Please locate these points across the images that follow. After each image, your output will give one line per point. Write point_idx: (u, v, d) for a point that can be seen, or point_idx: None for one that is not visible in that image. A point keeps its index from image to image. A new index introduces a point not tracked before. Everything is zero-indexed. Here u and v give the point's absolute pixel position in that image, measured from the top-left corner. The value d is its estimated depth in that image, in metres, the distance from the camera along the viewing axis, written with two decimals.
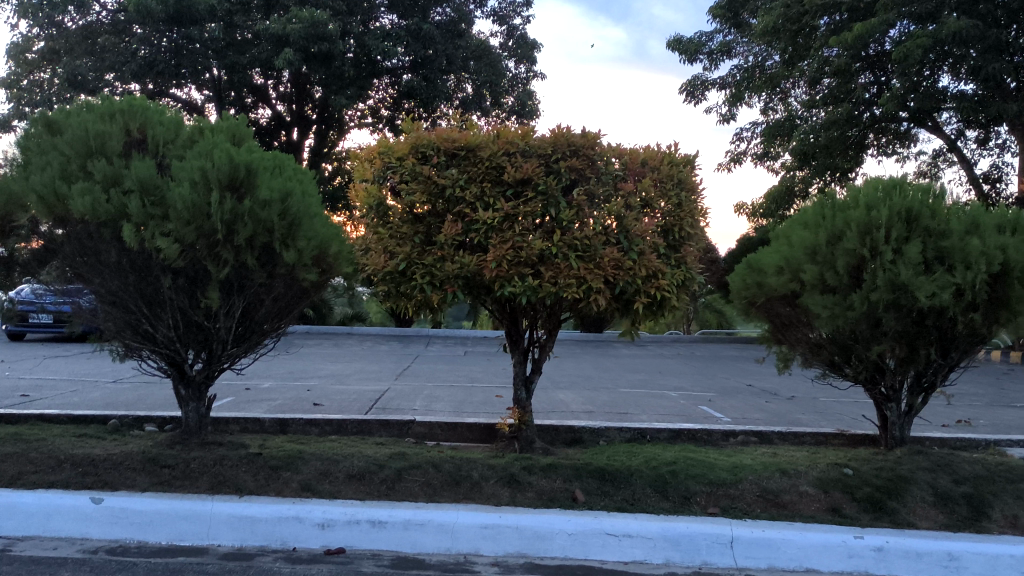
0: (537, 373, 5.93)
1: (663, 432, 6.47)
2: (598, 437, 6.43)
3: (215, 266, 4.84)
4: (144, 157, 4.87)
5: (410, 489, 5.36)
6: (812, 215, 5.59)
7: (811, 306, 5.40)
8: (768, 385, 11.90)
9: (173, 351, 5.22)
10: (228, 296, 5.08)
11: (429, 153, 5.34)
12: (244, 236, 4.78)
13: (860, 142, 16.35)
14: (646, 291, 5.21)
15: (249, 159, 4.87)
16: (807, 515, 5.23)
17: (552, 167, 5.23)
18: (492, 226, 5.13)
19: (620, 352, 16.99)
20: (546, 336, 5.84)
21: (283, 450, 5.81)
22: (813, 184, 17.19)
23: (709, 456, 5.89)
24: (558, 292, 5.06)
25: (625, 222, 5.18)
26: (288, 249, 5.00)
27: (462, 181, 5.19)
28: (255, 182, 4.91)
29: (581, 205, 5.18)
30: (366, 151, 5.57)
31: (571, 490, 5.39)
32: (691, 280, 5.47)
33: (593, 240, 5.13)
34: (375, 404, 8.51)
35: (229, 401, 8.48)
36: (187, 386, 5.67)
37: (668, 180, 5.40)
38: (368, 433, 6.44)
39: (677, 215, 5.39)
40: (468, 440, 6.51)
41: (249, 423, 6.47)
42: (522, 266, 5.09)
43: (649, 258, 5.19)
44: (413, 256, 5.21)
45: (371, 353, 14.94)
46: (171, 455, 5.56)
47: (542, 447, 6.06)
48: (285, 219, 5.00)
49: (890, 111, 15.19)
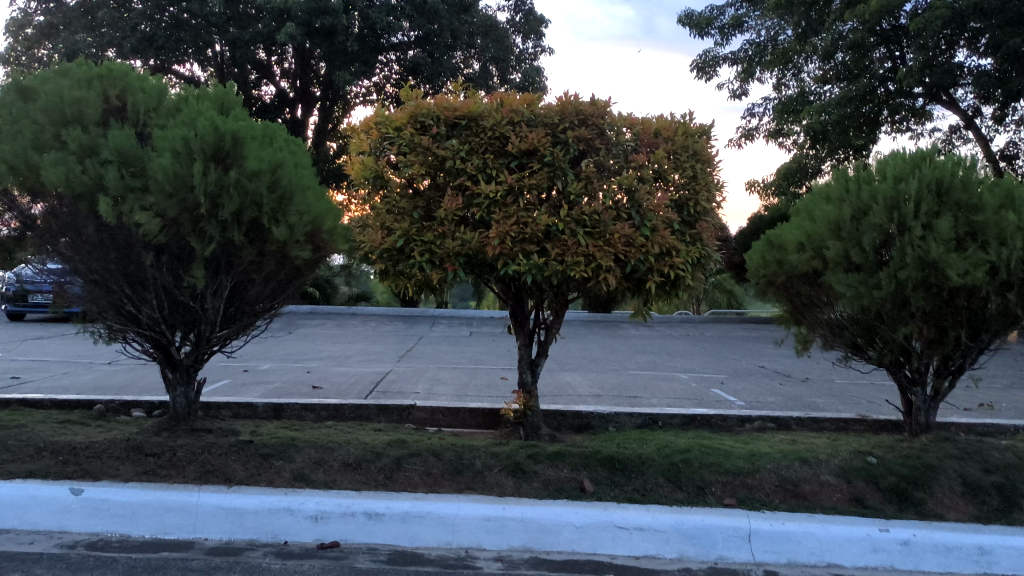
0: (543, 357, 5.63)
1: (675, 417, 6.14)
2: (607, 423, 6.11)
3: (200, 242, 4.51)
4: (124, 126, 4.58)
5: (409, 480, 5.07)
6: (836, 188, 5.23)
7: (834, 285, 5.07)
8: (781, 368, 11.58)
9: (158, 333, 4.93)
10: (215, 275, 4.78)
11: (429, 123, 5.02)
12: (229, 210, 4.45)
13: (872, 118, 15.93)
14: (659, 269, 4.89)
15: (235, 127, 4.52)
16: (829, 507, 4.93)
17: (559, 137, 4.93)
18: (495, 201, 4.82)
19: (628, 333, 16.66)
20: (553, 318, 5.54)
21: (274, 437, 5.51)
22: (826, 161, 16.77)
23: (725, 443, 5.57)
24: (565, 270, 4.74)
25: (636, 196, 4.86)
26: (279, 224, 4.64)
27: (463, 152, 4.87)
28: (242, 153, 4.55)
29: (590, 178, 4.86)
30: (362, 121, 5.25)
31: (578, 480, 5.10)
32: (708, 258, 5.14)
33: (603, 215, 4.81)
34: (376, 387, 8.19)
35: (224, 384, 8.20)
36: (175, 369, 5.38)
37: (682, 152, 5.06)
38: (366, 418, 6.13)
39: (693, 189, 5.05)
40: (471, 426, 6.20)
41: (240, 409, 6.17)
42: (527, 243, 4.78)
43: (662, 235, 4.86)
44: (412, 232, 4.90)
45: (374, 334, 14.61)
46: (157, 443, 5.27)
47: (549, 434, 5.75)
48: (276, 192, 4.63)
49: (908, 86, 14.77)
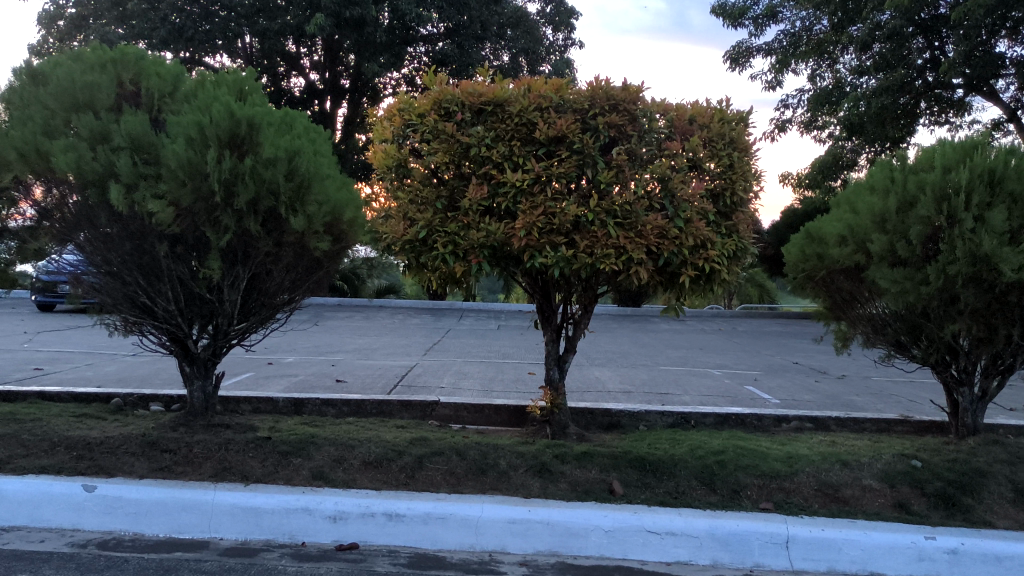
0: (571, 352, 5.43)
1: (709, 417, 5.91)
2: (637, 422, 5.89)
3: (214, 233, 4.34)
4: (137, 112, 4.42)
5: (431, 479, 4.88)
6: (881, 178, 4.98)
7: (878, 281, 4.83)
8: (816, 365, 11.29)
9: (174, 326, 4.79)
10: (231, 266, 4.62)
11: (453, 109, 4.81)
12: (244, 199, 4.27)
13: (909, 109, 15.48)
14: (693, 262, 4.66)
15: (251, 113, 4.34)
16: (871, 512, 4.69)
17: (589, 124, 4.70)
18: (522, 190, 4.61)
19: (658, 328, 16.38)
20: (581, 312, 5.33)
21: (293, 433, 5.34)
22: (862, 154, 16.40)
23: (761, 445, 5.33)
24: (594, 263, 4.53)
25: (670, 185, 4.63)
26: (297, 214, 4.45)
27: (489, 140, 4.67)
28: (258, 139, 4.37)
29: (621, 166, 4.64)
30: (385, 107, 5.07)
31: (607, 481, 4.89)
32: (744, 251, 4.90)
33: (635, 205, 4.59)
34: (401, 382, 8.02)
35: (247, 378, 8.06)
36: (192, 363, 5.23)
37: (718, 140, 4.82)
38: (388, 415, 5.95)
39: (730, 178, 4.81)
40: (496, 424, 6.00)
41: (260, 403, 6.01)
42: (555, 234, 4.58)
43: (697, 226, 4.63)
44: (435, 222, 4.71)
45: (402, 327, 14.45)
46: (173, 439, 5.12)
47: (577, 433, 5.54)
48: (295, 181, 4.45)
49: (948, 77, 14.38)
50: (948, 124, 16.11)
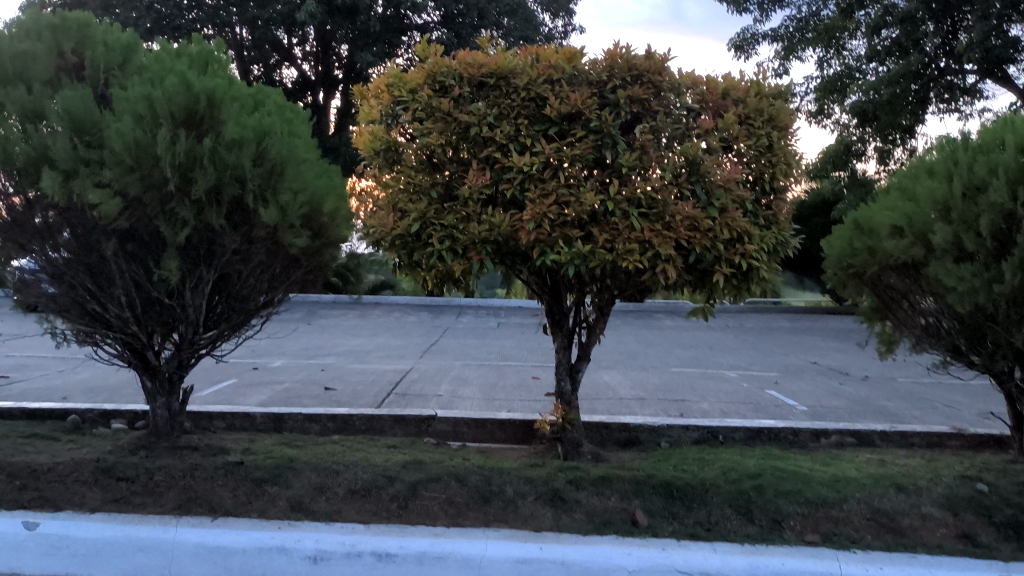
0: (585, 360, 4.80)
1: (739, 431, 5.26)
2: (659, 438, 5.24)
3: (170, 227, 3.68)
4: (78, 86, 3.78)
5: (427, 510, 4.23)
6: (941, 161, 4.36)
7: (940, 278, 4.20)
8: (835, 364, 10.65)
9: (130, 335, 4.16)
10: (192, 266, 3.97)
11: (449, 83, 4.17)
12: (203, 186, 3.60)
13: (921, 97, 14.19)
14: (728, 259, 4.01)
15: (211, 85, 3.67)
16: (934, 545, 4.03)
17: (607, 98, 4.06)
18: (530, 175, 3.97)
19: (665, 324, 15.70)
20: (596, 315, 4.70)
21: (270, 456, 4.67)
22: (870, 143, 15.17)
23: (802, 466, 4.68)
24: (615, 260, 3.89)
25: (701, 168, 3.99)
26: (269, 205, 3.80)
27: (491, 117, 4.03)
28: (219, 115, 3.70)
29: (645, 147, 4.00)
30: (373, 83, 4.44)
31: (629, 510, 4.24)
32: (785, 246, 4.25)
33: (662, 192, 3.95)
34: (396, 390, 7.36)
35: (228, 386, 7.40)
36: (155, 378, 4.56)
37: (756, 116, 4.17)
38: (379, 432, 5.30)
39: (770, 161, 4.16)
40: (500, 441, 5.34)
41: (235, 419, 5.34)
42: (569, 226, 3.94)
43: (734, 216, 3.99)
44: (429, 214, 4.08)
45: (398, 326, 13.77)
46: (131, 465, 4.46)
47: (592, 453, 4.89)
48: (265, 165, 3.79)
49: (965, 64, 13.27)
50: (958, 111, 14.75)
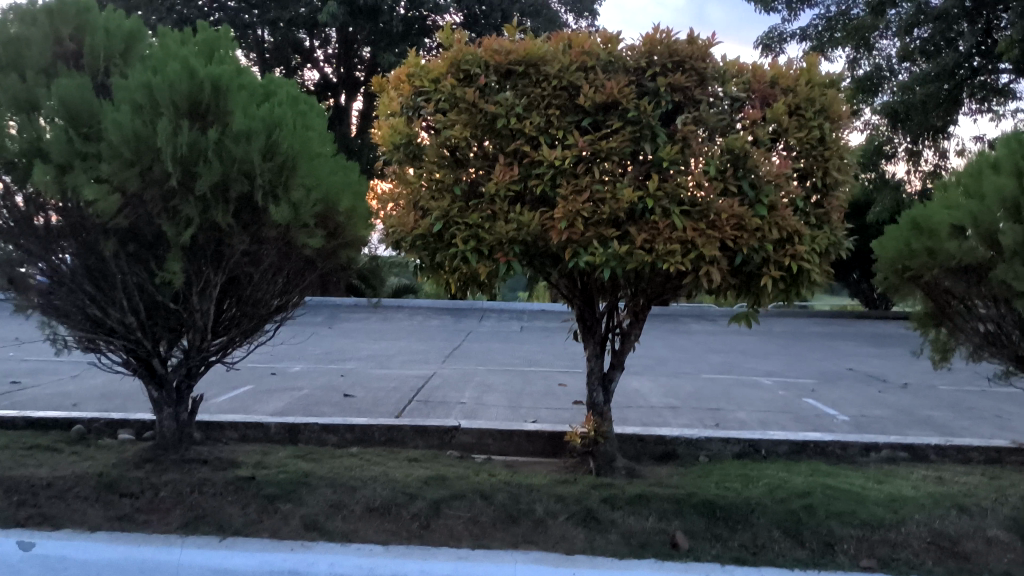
0: (618, 369, 4.49)
1: (783, 445, 4.92)
2: (697, 452, 4.91)
3: (173, 226, 3.41)
4: (76, 74, 3.53)
5: (450, 530, 3.91)
6: (1010, 156, 4.02)
7: (1009, 283, 3.85)
8: (872, 370, 10.26)
9: (134, 342, 3.91)
10: (198, 268, 3.70)
11: (475, 72, 3.88)
12: (207, 181, 3.32)
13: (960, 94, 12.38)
14: (777, 260, 3.70)
15: (216, 71, 3.39)
16: (1003, 572, 3.66)
17: (646, 86, 3.76)
18: (562, 170, 3.68)
19: (693, 328, 15.34)
20: (631, 321, 4.39)
21: (283, 471, 4.37)
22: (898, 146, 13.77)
23: (854, 484, 4.32)
24: (654, 261, 3.58)
25: (747, 162, 3.68)
26: (279, 202, 3.52)
27: (520, 108, 3.73)
28: (226, 104, 3.42)
29: (687, 138, 3.70)
30: (394, 74, 4.16)
31: (668, 532, 3.90)
32: (837, 247, 3.92)
33: (706, 188, 3.64)
34: (417, 397, 7.07)
35: (245, 393, 7.13)
36: (160, 387, 4.29)
37: (807, 107, 3.85)
38: (400, 444, 5.00)
39: (822, 155, 3.84)
40: (528, 454, 5.03)
41: (248, 430, 5.06)
42: (603, 225, 3.64)
43: (784, 214, 3.67)
44: (453, 212, 3.78)
45: (421, 330, 13.49)
46: (135, 480, 4.17)
47: (626, 468, 4.58)
48: (276, 159, 3.50)
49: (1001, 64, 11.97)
50: (991, 111, 13.42)
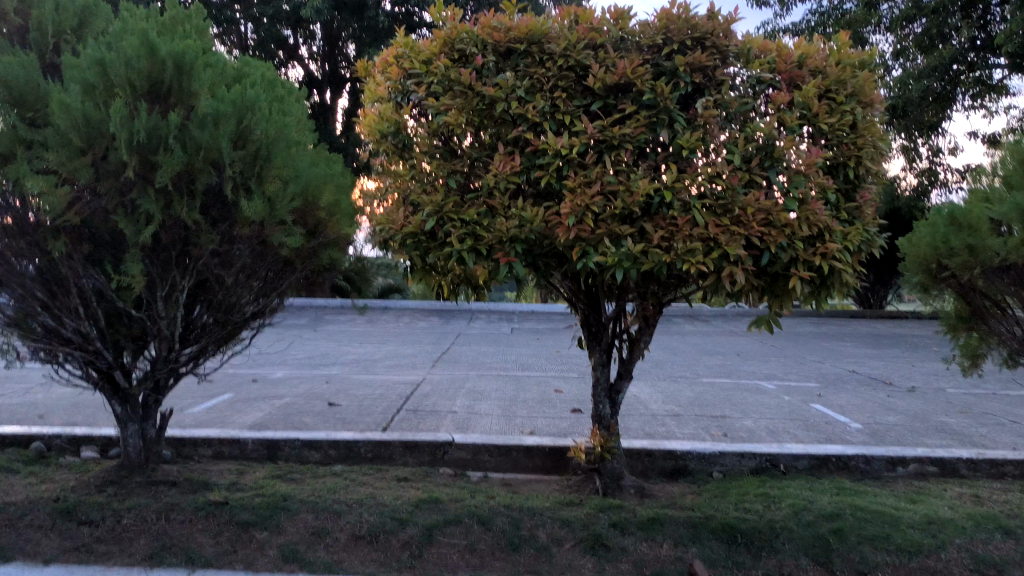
0: (626, 380, 4.11)
1: (802, 460, 4.56)
2: (710, 467, 4.54)
3: (132, 224, 3.00)
4: (21, 53, 3.13)
5: (445, 559, 3.49)
6: None
7: None
8: (875, 373, 9.93)
9: (93, 353, 3.51)
10: (163, 270, 3.31)
11: (471, 52, 3.51)
12: (168, 171, 2.92)
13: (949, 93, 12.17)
14: (808, 260, 3.31)
15: (180, 48, 2.99)
16: None
17: (662, 66, 3.39)
18: (569, 160, 3.30)
19: (686, 328, 14.98)
20: (641, 328, 4.01)
21: (259, 494, 3.95)
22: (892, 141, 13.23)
23: (888, 506, 3.93)
24: (673, 262, 3.20)
25: (774, 150, 3.31)
26: (252, 197, 3.14)
27: (522, 90, 3.36)
28: (190, 86, 3.02)
29: (708, 124, 3.34)
30: (382, 57, 3.80)
31: (686, 561, 3.47)
32: (871, 245, 3.55)
33: (730, 180, 3.26)
34: (406, 405, 6.68)
35: (223, 403, 6.72)
36: (124, 404, 3.88)
37: (838, 89, 3.49)
38: (389, 462, 4.61)
39: (854, 143, 3.46)
40: (527, 471, 4.66)
41: (224, 446, 4.66)
42: (615, 222, 3.26)
43: (815, 208, 3.29)
44: (447, 207, 3.40)
45: (408, 333, 13.10)
46: (95, 506, 3.74)
47: (635, 486, 4.20)
48: (248, 146, 3.12)
49: (997, 58, 11.62)
50: (984, 106, 13.07)
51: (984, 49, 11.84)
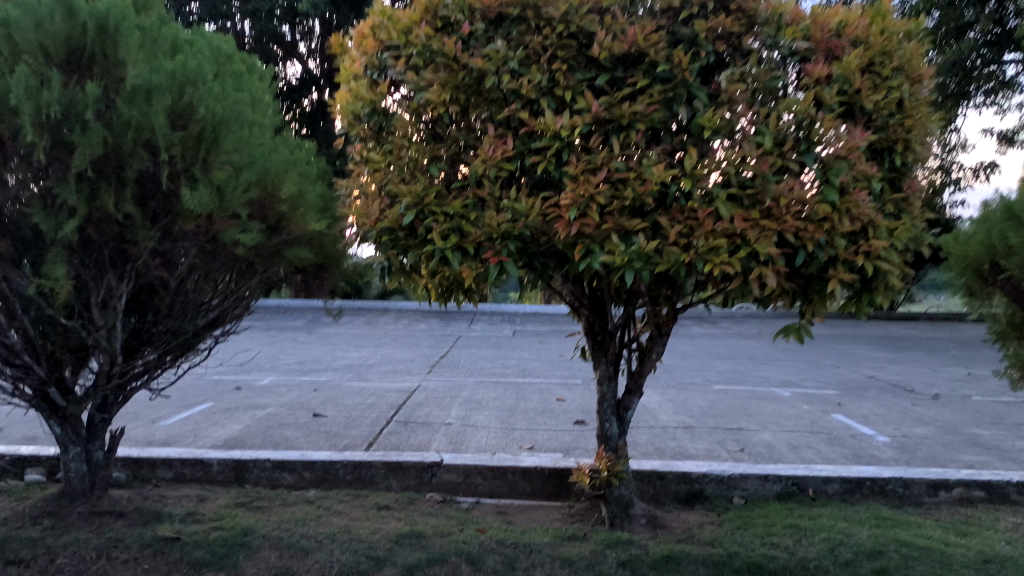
0: (636, 395, 3.62)
1: (833, 484, 4.07)
2: (730, 492, 4.06)
3: (52, 218, 2.65)
4: None
5: None
6: None
7: None
8: (895, 379, 9.41)
9: (23, 368, 3.05)
10: (97, 272, 2.85)
11: (457, 19, 3.03)
12: (85, 154, 2.54)
13: (963, 89, 11.56)
14: (849, 259, 2.82)
15: (103, 9, 2.63)
16: None
17: (679, 34, 2.93)
18: (570, 143, 2.82)
19: (695, 330, 14.45)
20: (654, 337, 3.52)
21: (218, 527, 3.47)
22: None
23: (937, 542, 3.43)
24: (692, 261, 2.72)
25: (810, 132, 2.83)
26: (198, 186, 2.72)
27: (515, 62, 2.89)
28: (116, 54, 2.65)
29: (733, 101, 2.87)
30: (358, 29, 3.31)
31: None
32: (918, 241, 3.04)
33: (759, 165, 2.77)
34: (396, 416, 6.20)
35: (198, 413, 6.25)
36: (66, 426, 3.40)
37: (885, 60, 2.99)
38: (370, 487, 4.13)
39: (902, 124, 2.96)
40: (524, 495, 4.18)
41: (185, 468, 4.18)
42: (625, 215, 2.78)
43: (858, 199, 2.80)
44: (429, 198, 2.91)
45: (406, 335, 12.58)
46: (26, 542, 3.25)
47: (647, 515, 3.72)
48: (190, 127, 2.72)
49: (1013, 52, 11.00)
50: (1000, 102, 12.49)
51: (999, 43, 11.20)
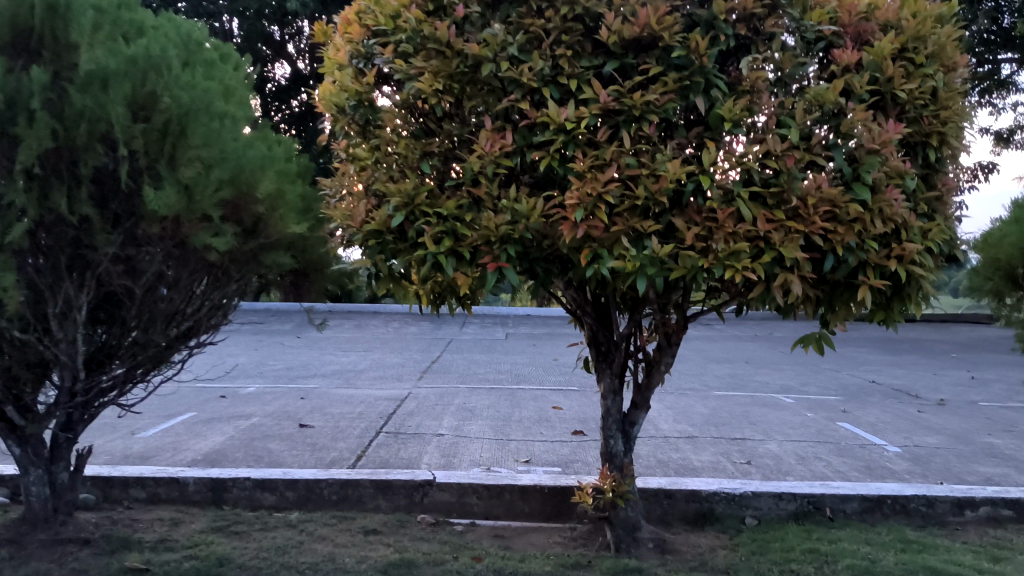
0: (643, 410, 3.37)
1: (852, 503, 3.81)
2: (742, 512, 3.79)
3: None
4: None
5: None
6: None
7: None
8: (898, 384, 9.17)
9: None
10: (55, 279, 2.62)
11: (450, 2, 2.77)
12: (30, 150, 2.35)
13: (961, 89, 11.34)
14: (882, 264, 2.56)
15: None
16: None
17: (694, 15, 2.67)
18: (576, 136, 2.56)
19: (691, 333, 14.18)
20: (663, 348, 3.26)
21: (191, 557, 3.19)
22: None
23: (970, 570, 3.17)
24: (711, 267, 2.47)
25: (840, 124, 2.58)
26: (163, 184, 2.49)
27: (515, 47, 2.63)
28: (71, 37, 2.47)
29: (755, 89, 2.61)
30: (342, 15, 3.02)
31: None
32: (953, 243, 2.79)
33: (784, 160, 2.51)
34: (386, 427, 5.93)
35: (179, 424, 5.96)
36: (27, 446, 3.11)
37: (918, 45, 2.74)
38: (358, 508, 3.87)
39: (937, 116, 2.71)
40: (523, 516, 3.92)
41: (160, 488, 3.90)
42: (637, 216, 2.53)
43: (892, 198, 2.54)
44: (421, 197, 2.65)
45: (397, 339, 12.29)
46: None
47: (654, 538, 3.46)
48: (153, 118, 2.50)
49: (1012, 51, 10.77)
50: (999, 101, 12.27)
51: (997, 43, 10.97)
